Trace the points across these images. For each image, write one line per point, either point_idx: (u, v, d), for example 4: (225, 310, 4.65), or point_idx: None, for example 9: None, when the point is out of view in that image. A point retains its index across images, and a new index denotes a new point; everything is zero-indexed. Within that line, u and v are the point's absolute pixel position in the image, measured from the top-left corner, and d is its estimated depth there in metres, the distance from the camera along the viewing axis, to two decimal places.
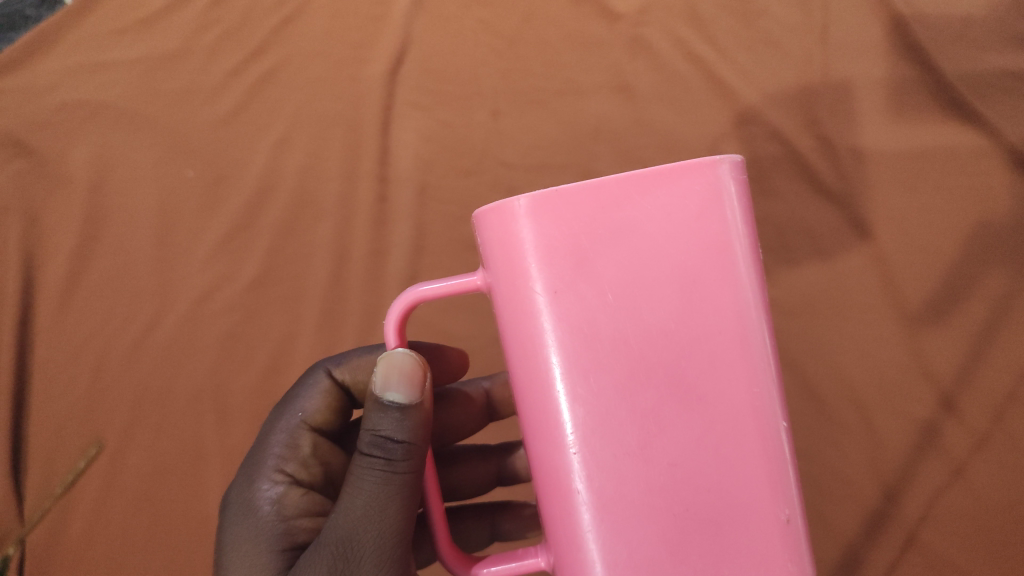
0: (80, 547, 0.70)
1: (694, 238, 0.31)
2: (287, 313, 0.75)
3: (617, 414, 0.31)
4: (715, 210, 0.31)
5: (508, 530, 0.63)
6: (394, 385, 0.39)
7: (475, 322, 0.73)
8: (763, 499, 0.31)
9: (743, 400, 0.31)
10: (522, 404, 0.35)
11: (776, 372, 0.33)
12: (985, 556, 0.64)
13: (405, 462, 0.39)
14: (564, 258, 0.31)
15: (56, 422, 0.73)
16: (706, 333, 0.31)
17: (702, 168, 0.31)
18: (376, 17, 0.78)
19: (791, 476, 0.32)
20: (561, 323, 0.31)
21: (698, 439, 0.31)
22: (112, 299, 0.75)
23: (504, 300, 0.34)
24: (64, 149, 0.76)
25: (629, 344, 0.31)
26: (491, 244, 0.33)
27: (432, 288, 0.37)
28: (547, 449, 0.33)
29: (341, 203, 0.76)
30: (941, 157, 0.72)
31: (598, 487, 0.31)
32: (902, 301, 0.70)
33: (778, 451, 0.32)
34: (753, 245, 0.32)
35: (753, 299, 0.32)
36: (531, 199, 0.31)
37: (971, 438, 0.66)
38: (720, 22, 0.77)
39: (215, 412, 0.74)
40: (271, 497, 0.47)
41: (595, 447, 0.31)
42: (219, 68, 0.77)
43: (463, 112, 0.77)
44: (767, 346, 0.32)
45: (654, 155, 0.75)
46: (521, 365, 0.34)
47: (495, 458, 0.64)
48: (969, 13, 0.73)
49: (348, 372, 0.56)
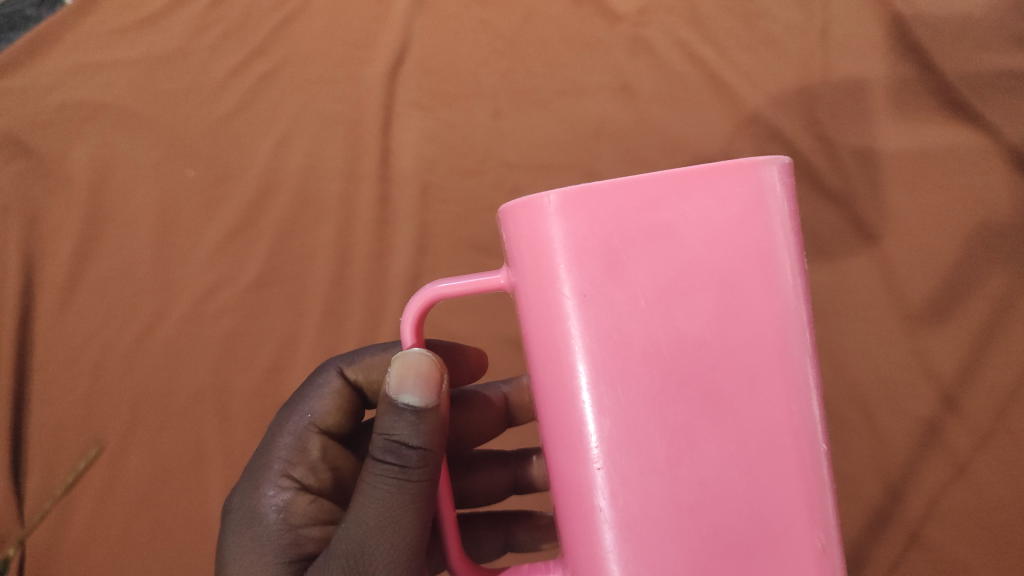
0: (79, 548, 0.70)
1: (734, 243, 0.29)
2: (288, 314, 0.75)
3: (646, 429, 0.29)
4: (757, 214, 0.29)
5: (521, 540, 0.63)
6: (410, 387, 0.38)
7: (479, 323, 0.73)
8: (799, 525, 0.29)
9: (782, 418, 0.29)
10: (544, 413, 0.33)
11: (817, 389, 0.31)
12: (987, 553, 0.64)
13: (420, 469, 0.38)
14: (594, 259, 0.29)
15: (56, 423, 0.73)
16: (744, 345, 0.29)
17: (746, 169, 0.29)
18: (377, 17, 0.78)
19: (829, 501, 0.30)
20: (588, 329, 0.29)
21: (732, 459, 0.29)
22: (112, 299, 0.75)
23: (528, 301, 0.32)
24: (64, 149, 0.76)
25: (662, 355, 0.29)
26: (516, 240, 0.31)
27: (452, 286, 0.36)
28: (569, 463, 0.31)
29: (343, 204, 0.76)
30: (942, 157, 0.72)
31: (622, 507, 0.29)
32: (904, 300, 0.70)
33: (816, 475, 0.30)
34: (798, 252, 0.30)
35: (795, 310, 0.30)
36: (562, 195, 0.29)
37: (973, 436, 0.66)
38: (721, 22, 0.77)
39: (217, 413, 0.73)
40: (277, 504, 0.46)
41: (621, 463, 0.29)
42: (220, 68, 0.77)
43: (464, 112, 0.77)
44: (808, 361, 0.30)
45: (655, 155, 0.76)
46: (543, 371, 0.32)
47: (512, 465, 0.63)
48: (969, 13, 0.74)
49: (360, 372, 0.55)
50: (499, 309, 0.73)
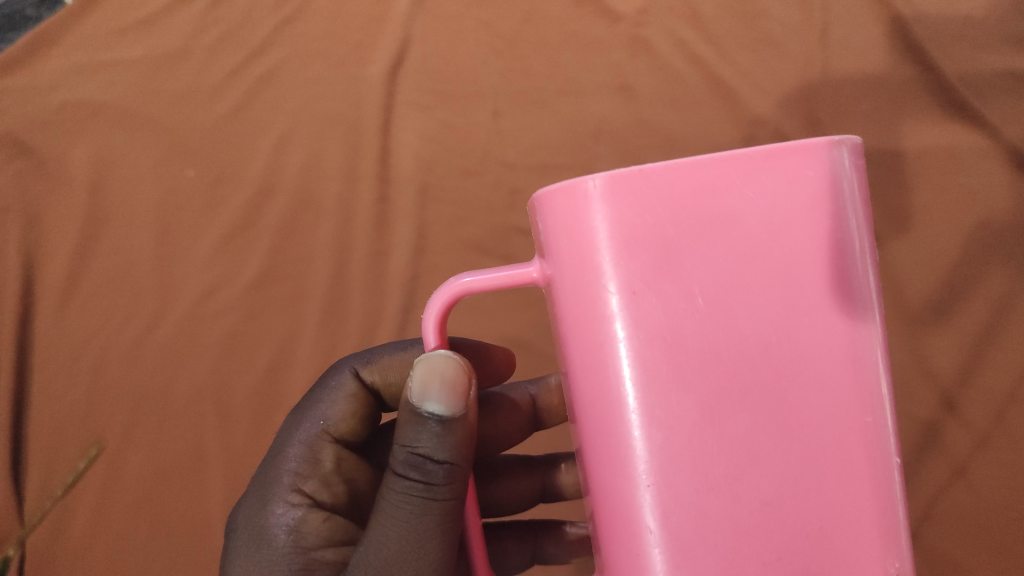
0: (80, 548, 0.70)
1: (802, 235, 0.27)
2: (288, 315, 0.75)
3: (701, 441, 0.27)
4: (826, 201, 0.27)
5: (550, 553, 0.62)
6: (435, 394, 0.36)
7: (481, 323, 0.73)
8: (870, 550, 0.27)
9: (850, 424, 0.27)
10: (586, 425, 0.31)
11: (888, 397, 0.29)
12: (986, 555, 0.64)
13: (446, 486, 0.37)
14: (646, 252, 0.27)
15: (57, 423, 0.73)
16: (811, 345, 0.27)
17: (815, 151, 0.27)
18: (377, 16, 0.78)
19: (901, 518, 0.28)
20: (638, 330, 0.27)
21: (796, 474, 0.27)
22: (113, 299, 0.75)
23: (568, 299, 0.30)
24: (64, 148, 0.76)
25: (720, 357, 0.27)
26: (555, 230, 0.29)
27: (478, 280, 0.34)
28: (613, 479, 0.29)
29: (343, 204, 0.76)
30: (942, 158, 0.72)
31: (674, 528, 0.27)
32: (902, 301, 0.70)
33: (888, 492, 0.28)
34: (867, 243, 0.29)
35: (866, 309, 0.28)
36: (608, 180, 0.27)
37: (971, 438, 0.66)
38: (720, 22, 0.77)
39: (216, 413, 0.73)
40: (288, 524, 0.44)
41: (673, 479, 0.27)
42: (220, 68, 0.77)
43: (464, 113, 0.77)
44: (880, 362, 0.28)
45: (655, 156, 0.75)
46: (585, 377, 0.30)
47: (539, 474, 0.62)
48: (968, 13, 0.74)
49: (377, 373, 0.54)
50: (502, 310, 0.73)
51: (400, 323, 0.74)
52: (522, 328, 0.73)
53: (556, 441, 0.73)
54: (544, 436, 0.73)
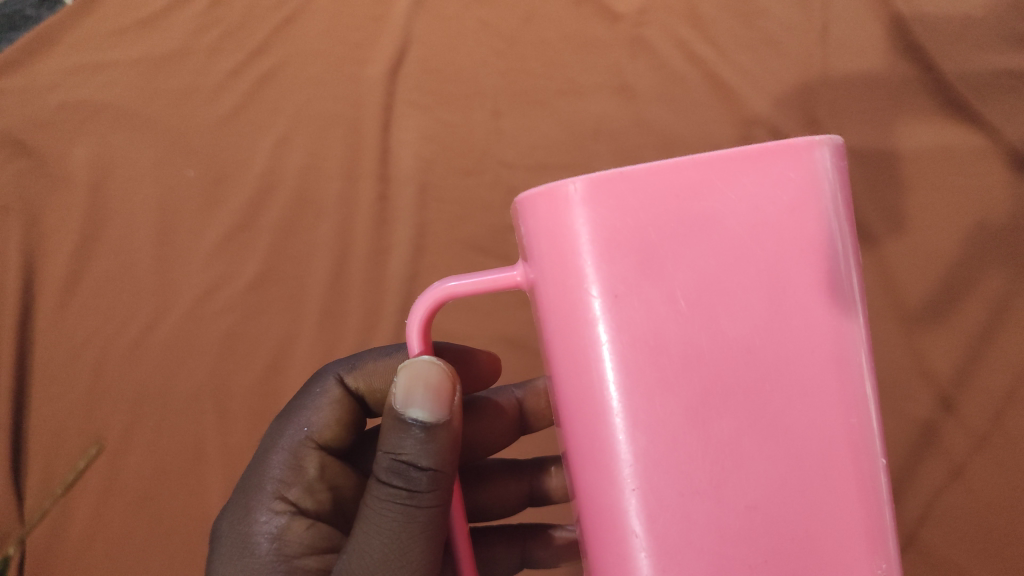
0: (80, 546, 0.70)
1: (786, 236, 0.27)
2: (287, 314, 0.75)
3: (686, 444, 0.27)
4: (810, 200, 0.27)
5: (540, 557, 0.62)
6: (418, 400, 0.36)
7: (477, 323, 0.73)
8: (858, 552, 0.27)
9: (836, 426, 0.27)
10: (571, 429, 0.31)
11: (874, 398, 0.29)
12: (985, 557, 0.63)
13: (430, 493, 0.37)
14: (627, 255, 0.27)
15: (57, 422, 0.73)
16: (795, 347, 0.27)
17: (798, 151, 0.27)
18: (377, 16, 0.78)
19: (889, 519, 0.28)
20: (621, 333, 0.27)
21: (781, 476, 0.27)
22: (113, 299, 0.76)
23: (551, 303, 0.30)
24: (65, 148, 0.77)
25: (703, 359, 0.27)
26: (537, 233, 0.29)
27: (462, 284, 0.34)
28: (598, 483, 0.29)
29: (341, 204, 0.76)
30: (942, 158, 0.72)
31: (658, 532, 0.27)
32: (901, 302, 0.70)
33: (875, 493, 0.28)
34: (852, 244, 0.29)
35: (851, 310, 0.28)
36: (588, 182, 0.27)
37: (970, 440, 0.66)
38: (720, 21, 0.77)
39: (215, 412, 0.74)
40: (271, 532, 0.45)
41: (657, 483, 0.27)
42: (220, 68, 0.77)
43: (462, 112, 0.77)
44: (865, 363, 0.28)
45: (653, 155, 0.75)
46: (569, 381, 0.30)
47: (527, 478, 0.62)
48: (969, 12, 0.73)
49: (362, 379, 0.54)
50: (498, 309, 0.73)
51: (398, 322, 0.74)
52: (518, 328, 0.73)
53: (551, 443, 0.73)
54: (540, 437, 0.73)
